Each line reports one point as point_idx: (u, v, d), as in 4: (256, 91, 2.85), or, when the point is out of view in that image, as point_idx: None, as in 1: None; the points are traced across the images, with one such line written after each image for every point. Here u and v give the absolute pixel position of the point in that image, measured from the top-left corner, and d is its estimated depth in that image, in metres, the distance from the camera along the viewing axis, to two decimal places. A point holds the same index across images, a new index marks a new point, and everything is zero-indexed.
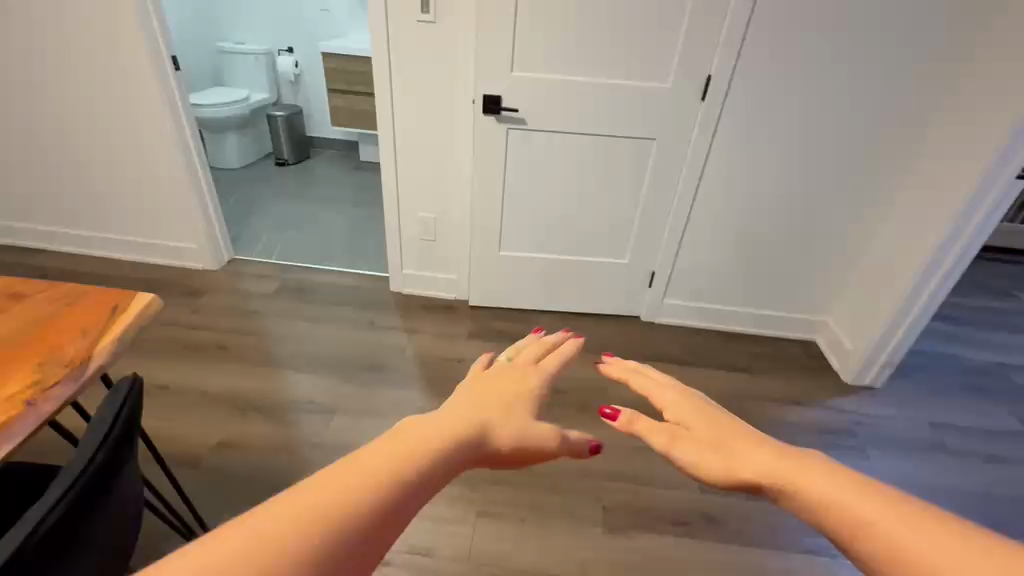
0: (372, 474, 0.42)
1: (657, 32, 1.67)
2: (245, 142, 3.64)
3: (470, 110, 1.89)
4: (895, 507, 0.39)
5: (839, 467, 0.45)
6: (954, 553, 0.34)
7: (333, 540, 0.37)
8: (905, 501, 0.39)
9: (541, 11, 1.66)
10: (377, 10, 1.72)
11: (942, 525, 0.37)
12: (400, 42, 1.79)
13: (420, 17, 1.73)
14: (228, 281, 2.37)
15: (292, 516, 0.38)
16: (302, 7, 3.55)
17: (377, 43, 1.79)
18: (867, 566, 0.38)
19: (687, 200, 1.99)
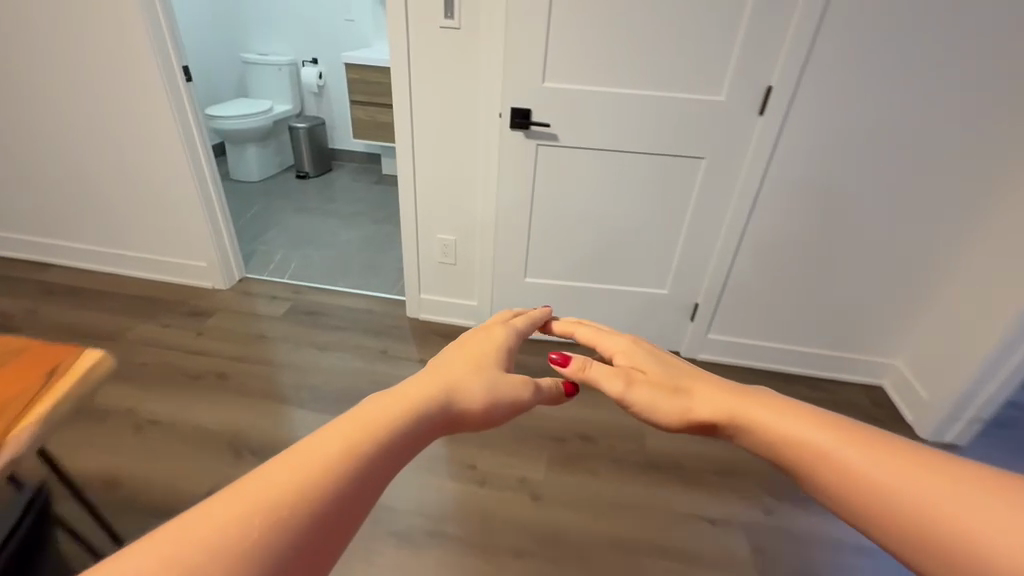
0: (329, 454, 0.34)
1: (710, 37, 1.47)
2: (266, 153, 3.57)
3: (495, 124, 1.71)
4: (852, 438, 0.40)
5: (802, 407, 0.45)
6: (933, 483, 0.35)
7: (285, 538, 0.29)
8: (876, 437, 0.40)
9: (577, 16, 1.48)
10: (396, 14, 1.57)
11: (917, 457, 0.38)
12: (419, 51, 1.63)
13: (443, 22, 1.57)
14: (238, 302, 2.24)
15: (225, 520, 0.29)
16: (326, 17, 3.48)
17: (395, 51, 1.63)
18: (839, 504, 0.38)
19: (737, 226, 1.77)
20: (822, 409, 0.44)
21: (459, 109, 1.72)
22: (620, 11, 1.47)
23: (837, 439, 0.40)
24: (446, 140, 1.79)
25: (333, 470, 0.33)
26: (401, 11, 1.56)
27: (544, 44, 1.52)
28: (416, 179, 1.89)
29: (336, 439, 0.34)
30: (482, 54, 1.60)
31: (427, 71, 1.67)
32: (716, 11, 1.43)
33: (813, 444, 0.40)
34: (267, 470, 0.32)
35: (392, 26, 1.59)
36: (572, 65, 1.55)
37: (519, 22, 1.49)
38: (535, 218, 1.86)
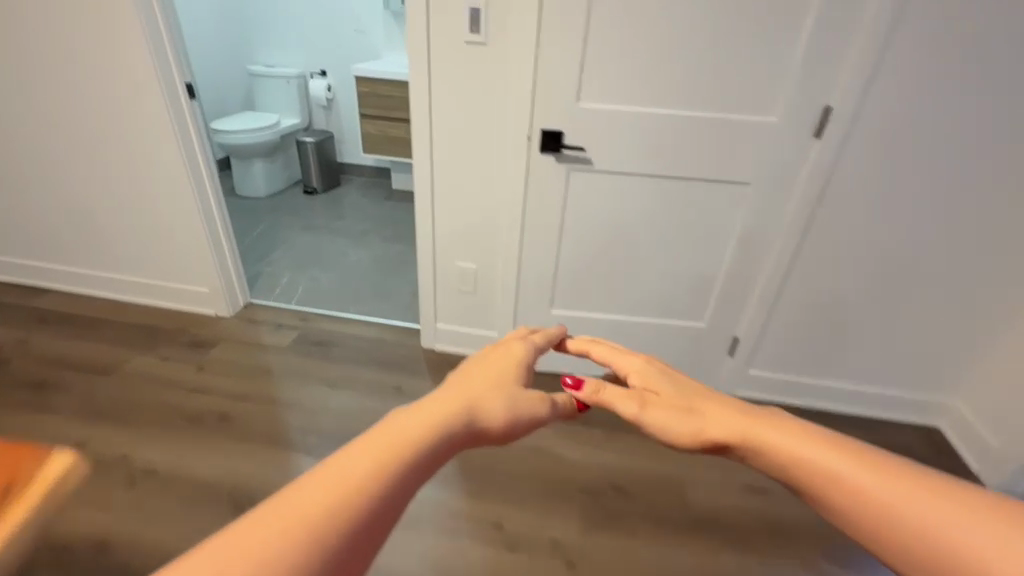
0: (359, 476, 0.40)
1: (763, 52, 1.34)
2: (273, 168, 3.45)
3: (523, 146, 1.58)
4: (858, 461, 0.43)
5: (803, 425, 0.48)
6: (936, 507, 0.39)
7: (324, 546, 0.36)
8: (880, 460, 0.43)
9: (617, 32, 1.36)
10: (418, 27, 1.44)
11: (920, 482, 0.41)
12: (442, 67, 1.51)
13: (469, 38, 1.45)
14: (242, 330, 2.11)
15: (278, 530, 0.36)
16: (336, 29, 3.37)
17: (414, 66, 1.51)
18: (841, 520, 0.42)
19: (785, 255, 1.62)
20: (823, 429, 0.47)
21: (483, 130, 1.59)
22: (664, 25, 1.34)
23: (847, 462, 0.43)
24: (468, 162, 1.66)
25: (365, 487, 0.39)
26: (423, 24, 1.44)
27: (580, 61, 1.40)
28: (435, 203, 1.76)
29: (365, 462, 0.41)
30: (510, 72, 1.47)
31: (449, 89, 1.54)
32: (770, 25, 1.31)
33: (818, 465, 0.43)
34: (308, 485, 0.38)
35: (413, 41, 1.47)
36: (609, 84, 1.43)
37: (554, 38, 1.38)
38: (563, 246, 1.72)
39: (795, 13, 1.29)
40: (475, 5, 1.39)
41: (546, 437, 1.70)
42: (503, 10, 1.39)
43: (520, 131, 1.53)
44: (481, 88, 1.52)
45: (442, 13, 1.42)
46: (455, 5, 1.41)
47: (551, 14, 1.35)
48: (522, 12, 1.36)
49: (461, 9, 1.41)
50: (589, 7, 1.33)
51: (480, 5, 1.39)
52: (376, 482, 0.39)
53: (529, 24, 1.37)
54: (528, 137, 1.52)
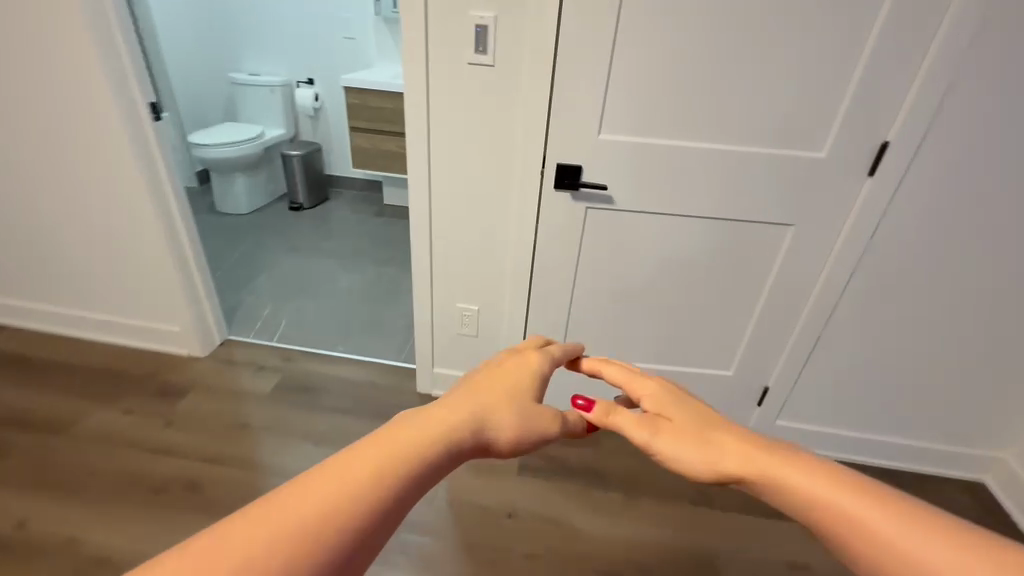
0: (368, 477, 0.40)
1: (811, 80, 1.19)
2: (256, 183, 3.23)
3: (534, 181, 1.38)
4: (875, 504, 0.45)
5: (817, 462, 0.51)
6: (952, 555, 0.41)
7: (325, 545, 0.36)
8: (892, 500, 0.46)
9: (646, 56, 1.20)
10: (415, 46, 1.26)
11: (937, 526, 0.43)
12: (442, 92, 1.32)
13: (474, 58, 1.26)
14: (219, 374, 1.91)
15: (284, 524, 0.36)
16: (324, 34, 3.16)
17: (411, 91, 1.33)
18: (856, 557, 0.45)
19: (824, 302, 1.47)
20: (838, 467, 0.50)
21: (488, 162, 1.41)
22: (700, 49, 1.19)
23: (862, 504, 0.46)
24: (471, 197, 1.48)
25: (372, 489, 0.40)
26: (421, 43, 1.25)
27: (602, 88, 1.23)
28: (434, 241, 1.58)
29: (373, 464, 0.41)
30: (521, 99, 1.29)
31: (450, 116, 1.36)
32: (822, 50, 1.16)
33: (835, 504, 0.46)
34: (318, 478, 0.39)
35: (409, 62, 1.28)
36: (635, 114, 1.27)
37: (573, 63, 1.21)
38: (578, 287, 1.56)
39: (852, 36, 1.14)
40: (481, 21, 1.21)
41: (557, 503, 1.52)
42: (514, 28, 1.21)
43: (531, 165, 1.36)
44: (487, 115, 1.34)
45: (443, 30, 1.24)
46: (458, 22, 1.22)
47: (571, 36, 1.18)
48: (537, 32, 1.19)
49: (465, 26, 1.23)
50: (615, 28, 1.17)
51: (488, 21, 1.21)
52: (375, 488, 0.40)
53: (545, 46, 1.20)
54: (541, 172, 1.36)
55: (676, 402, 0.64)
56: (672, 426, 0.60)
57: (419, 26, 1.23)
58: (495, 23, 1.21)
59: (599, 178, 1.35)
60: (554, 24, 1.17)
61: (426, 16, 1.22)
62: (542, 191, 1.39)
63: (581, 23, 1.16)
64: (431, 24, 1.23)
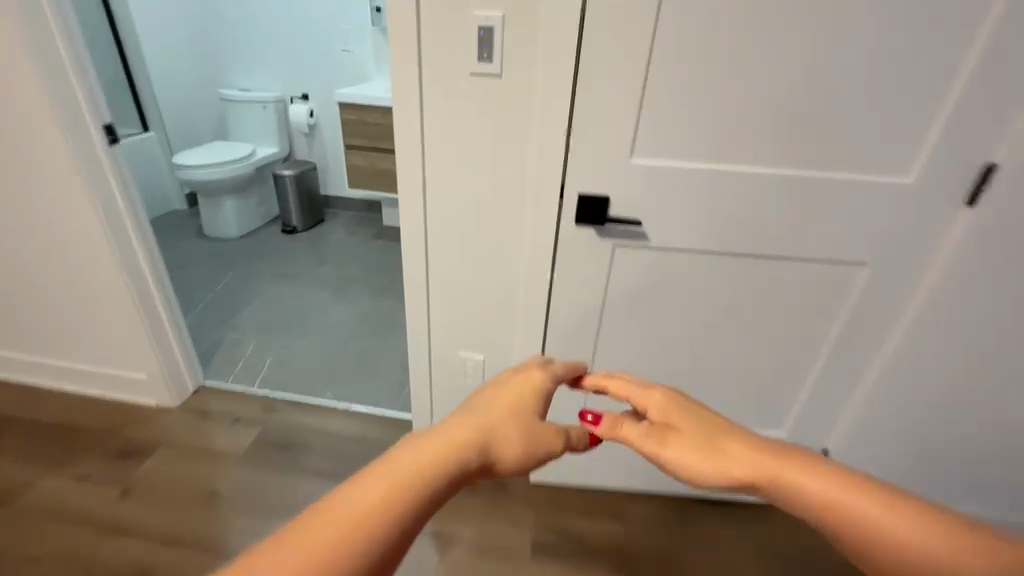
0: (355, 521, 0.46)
1: (878, 88, 1.00)
2: (247, 205, 3.04)
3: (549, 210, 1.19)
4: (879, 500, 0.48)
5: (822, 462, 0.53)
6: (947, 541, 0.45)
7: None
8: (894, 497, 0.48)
9: (684, 63, 1.01)
10: (405, 55, 1.07)
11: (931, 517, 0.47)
12: (438, 108, 1.13)
13: (477, 68, 1.07)
14: (189, 429, 1.68)
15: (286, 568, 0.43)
16: (319, 47, 2.98)
17: (400, 108, 1.13)
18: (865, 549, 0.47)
19: (877, 337, 1.30)
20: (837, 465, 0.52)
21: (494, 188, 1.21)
22: (749, 57, 1.00)
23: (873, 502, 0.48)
24: (475, 228, 1.28)
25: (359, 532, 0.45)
26: (413, 52, 1.07)
27: (630, 102, 1.05)
28: (431, 278, 1.38)
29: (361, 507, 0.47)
30: (532, 114, 1.11)
31: (448, 137, 1.17)
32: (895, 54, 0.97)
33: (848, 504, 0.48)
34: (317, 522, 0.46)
35: (398, 74, 1.09)
36: (670, 133, 1.08)
37: (597, 75, 1.02)
38: (600, 324, 1.36)
39: (934, 34, 0.95)
40: (484, 24, 1.03)
41: None
42: (523, 32, 1.03)
43: (547, 191, 1.17)
44: (492, 134, 1.14)
45: (438, 36, 1.05)
46: (455, 26, 1.04)
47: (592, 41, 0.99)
48: (551, 36, 1.00)
49: (464, 31, 1.04)
50: (648, 33, 0.98)
51: (492, 23, 1.02)
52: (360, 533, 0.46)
53: (562, 52, 1.01)
54: (562, 202, 1.17)
55: (684, 412, 0.63)
56: (684, 438, 0.59)
57: (409, 31, 1.04)
58: (501, 27, 1.02)
59: (629, 206, 1.16)
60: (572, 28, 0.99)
61: (417, 20, 1.04)
62: (562, 224, 1.21)
63: (605, 25, 0.98)
64: (424, 29, 1.05)
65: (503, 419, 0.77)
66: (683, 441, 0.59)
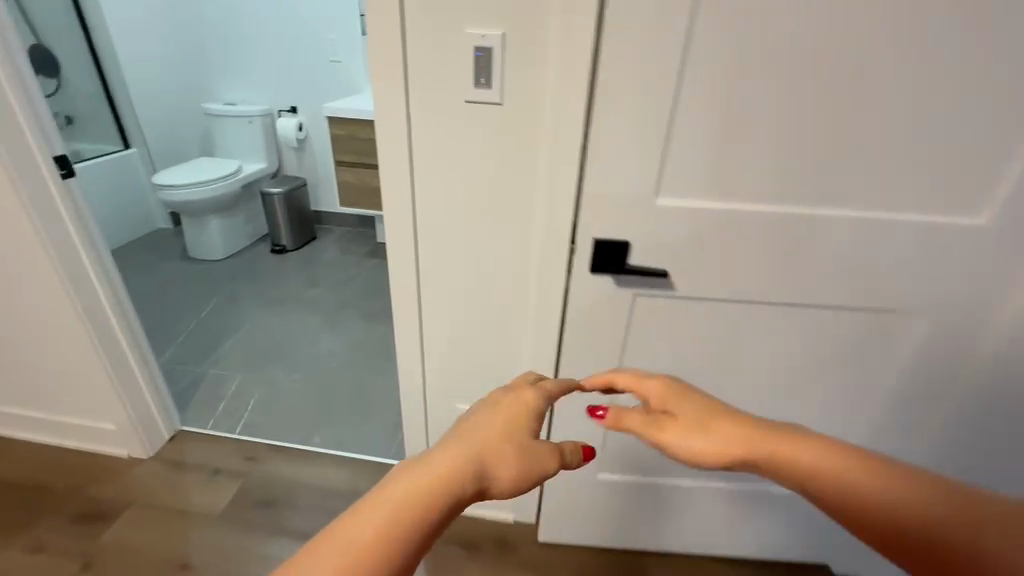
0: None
1: (938, 113, 0.87)
2: (234, 223, 2.90)
3: (560, 253, 1.06)
4: (878, 474, 0.52)
5: (825, 441, 0.56)
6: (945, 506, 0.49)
7: None
8: (890, 471, 0.52)
9: (715, 89, 0.87)
10: (391, 80, 0.93)
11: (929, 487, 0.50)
12: (432, 139, 1.00)
13: (473, 94, 0.94)
14: (163, 483, 1.55)
15: None
16: (307, 57, 2.83)
17: (388, 139, 1.00)
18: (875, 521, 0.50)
19: (929, 384, 1.15)
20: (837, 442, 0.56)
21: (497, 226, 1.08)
22: (789, 81, 0.86)
23: (872, 476, 0.52)
24: (475, 269, 1.14)
25: None
26: (400, 77, 0.93)
27: (652, 133, 0.91)
28: (427, 322, 1.24)
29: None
30: (539, 145, 0.97)
31: (443, 171, 1.03)
32: (959, 75, 0.83)
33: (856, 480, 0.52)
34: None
35: (384, 102, 0.96)
36: (699, 167, 0.94)
37: (614, 103, 0.89)
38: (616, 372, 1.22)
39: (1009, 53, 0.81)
40: (481, 45, 0.89)
41: None
42: (527, 53, 0.89)
43: (557, 229, 1.03)
44: (494, 168, 1.01)
45: (429, 59, 0.92)
46: (449, 46, 0.91)
47: (607, 63, 0.86)
48: (560, 58, 0.87)
49: (459, 53, 0.91)
50: (674, 55, 0.84)
51: (491, 43, 0.89)
52: None
53: (572, 76, 0.88)
54: (574, 246, 1.04)
55: (684, 399, 0.63)
56: (681, 423, 0.61)
57: (394, 54, 0.91)
58: (502, 48, 0.89)
59: (651, 248, 1.03)
60: (585, 49, 0.85)
61: (405, 41, 0.90)
62: (574, 268, 1.07)
63: (623, 46, 0.84)
64: (413, 51, 0.91)
65: (486, 449, 0.73)
66: (679, 427, 0.61)
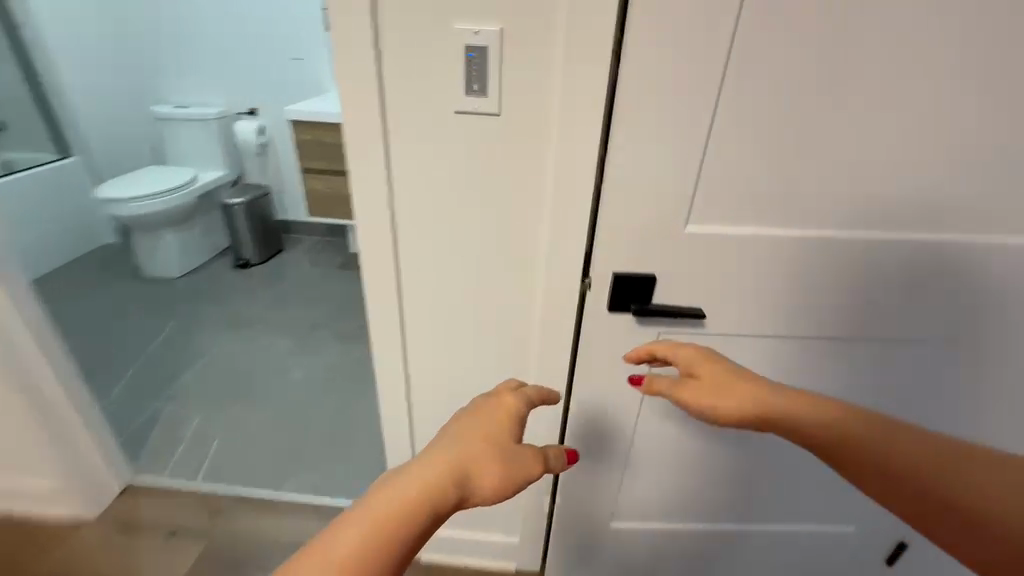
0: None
1: (1006, 121, 0.75)
2: (191, 237, 2.65)
3: (573, 284, 0.91)
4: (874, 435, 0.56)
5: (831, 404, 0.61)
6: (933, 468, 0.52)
7: None
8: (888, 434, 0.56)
9: (753, 96, 0.73)
10: (364, 87, 0.78)
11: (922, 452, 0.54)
12: (416, 154, 0.84)
13: (465, 103, 0.78)
14: (110, 548, 1.35)
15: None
16: (266, 55, 2.61)
17: (362, 155, 0.84)
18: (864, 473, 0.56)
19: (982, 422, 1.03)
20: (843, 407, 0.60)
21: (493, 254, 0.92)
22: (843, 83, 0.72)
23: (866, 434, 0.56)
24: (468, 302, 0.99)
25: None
26: (375, 82, 0.78)
27: (679, 146, 0.76)
28: (414, 363, 1.07)
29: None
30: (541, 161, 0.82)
31: (430, 192, 0.88)
32: None
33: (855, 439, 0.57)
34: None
35: (357, 112, 0.80)
36: (732, 186, 0.80)
37: (633, 113, 0.74)
38: (635, 418, 1.06)
39: None
40: (472, 44, 0.74)
41: None
42: (527, 52, 0.74)
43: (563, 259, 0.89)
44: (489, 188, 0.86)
45: (410, 61, 0.76)
46: (433, 46, 0.75)
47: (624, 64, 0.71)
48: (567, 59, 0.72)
49: (445, 52, 0.75)
50: (708, 54, 0.70)
51: (484, 41, 0.74)
52: None
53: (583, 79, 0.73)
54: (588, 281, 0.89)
55: (712, 365, 0.72)
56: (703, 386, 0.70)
57: (369, 54, 0.75)
58: (498, 46, 0.74)
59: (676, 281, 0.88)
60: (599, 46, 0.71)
61: (380, 39, 0.75)
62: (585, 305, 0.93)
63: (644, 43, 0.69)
64: (390, 51, 0.76)
65: (470, 456, 0.62)
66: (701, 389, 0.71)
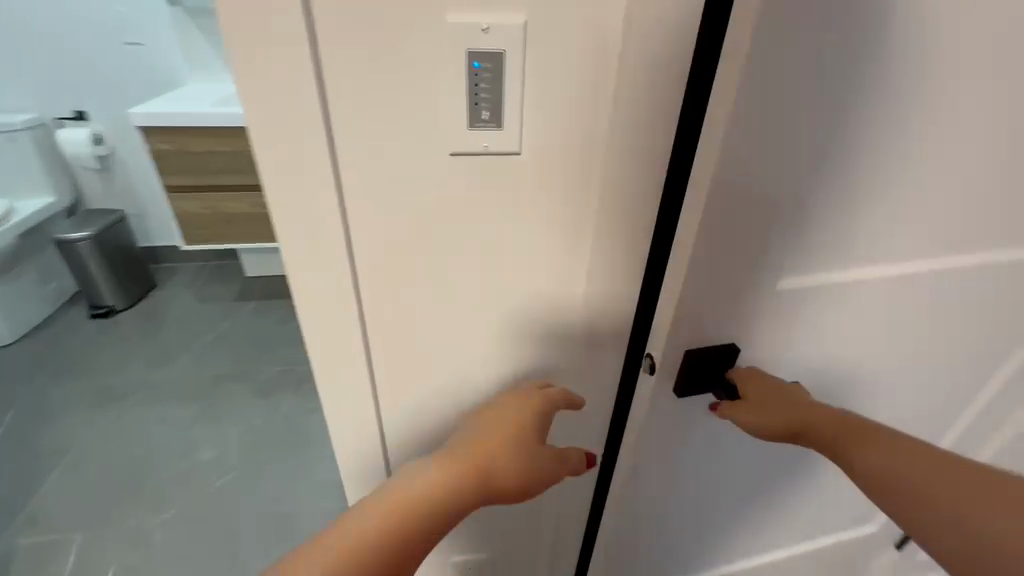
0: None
1: None
2: (19, 290, 2.02)
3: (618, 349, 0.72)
4: (924, 466, 0.50)
5: (897, 436, 0.53)
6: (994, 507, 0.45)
7: None
8: (950, 462, 0.49)
9: (926, 102, 0.45)
10: (302, 124, 0.48)
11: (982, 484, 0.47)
12: (398, 217, 0.57)
13: (470, 135, 0.52)
14: None
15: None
16: (87, 41, 1.99)
17: (318, 226, 0.55)
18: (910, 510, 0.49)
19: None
20: (903, 437, 0.53)
21: (520, 329, 0.69)
22: None
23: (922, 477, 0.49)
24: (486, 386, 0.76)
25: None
26: (320, 117, 0.49)
27: (804, 183, 0.47)
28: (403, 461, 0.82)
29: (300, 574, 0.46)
30: (586, 210, 0.59)
31: (419, 261, 0.61)
32: None
33: (907, 476, 0.50)
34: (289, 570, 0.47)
35: (296, 165, 0.51)
36: (871, 232, 0.53)
37: (747, 145, 0.43)
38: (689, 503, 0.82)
39: None
40: (482, 49, 0.48)
41: None
42: (566, 58, 0.49)
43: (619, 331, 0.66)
44: (513, 253, 0.62)
45: (376, 80, 0.48)
46: (413, 56, 0.48)
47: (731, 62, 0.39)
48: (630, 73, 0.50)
49: (433, 63, 0.48)
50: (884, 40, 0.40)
51: (498, 45, 0.48)
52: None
53: (657, 100, 0.48)
54: (654, 374, 0.59)
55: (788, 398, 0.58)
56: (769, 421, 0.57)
57: (303, 71, 0.46)
58: (522, 55, 0.49)
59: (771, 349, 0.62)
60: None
61: (318, 48, 0.46)
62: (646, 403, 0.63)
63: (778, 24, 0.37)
64: (338, 69, 0.47)
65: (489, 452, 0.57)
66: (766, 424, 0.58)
